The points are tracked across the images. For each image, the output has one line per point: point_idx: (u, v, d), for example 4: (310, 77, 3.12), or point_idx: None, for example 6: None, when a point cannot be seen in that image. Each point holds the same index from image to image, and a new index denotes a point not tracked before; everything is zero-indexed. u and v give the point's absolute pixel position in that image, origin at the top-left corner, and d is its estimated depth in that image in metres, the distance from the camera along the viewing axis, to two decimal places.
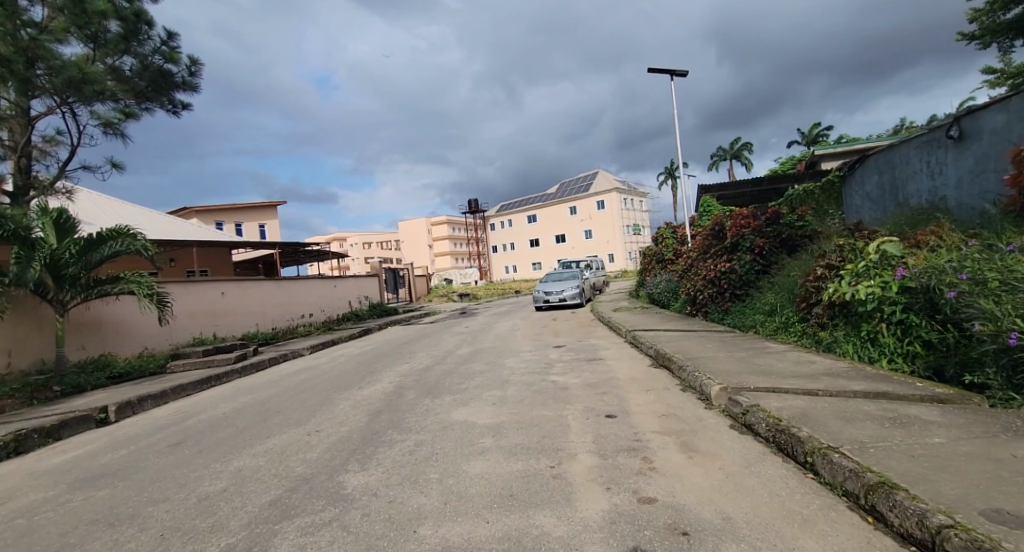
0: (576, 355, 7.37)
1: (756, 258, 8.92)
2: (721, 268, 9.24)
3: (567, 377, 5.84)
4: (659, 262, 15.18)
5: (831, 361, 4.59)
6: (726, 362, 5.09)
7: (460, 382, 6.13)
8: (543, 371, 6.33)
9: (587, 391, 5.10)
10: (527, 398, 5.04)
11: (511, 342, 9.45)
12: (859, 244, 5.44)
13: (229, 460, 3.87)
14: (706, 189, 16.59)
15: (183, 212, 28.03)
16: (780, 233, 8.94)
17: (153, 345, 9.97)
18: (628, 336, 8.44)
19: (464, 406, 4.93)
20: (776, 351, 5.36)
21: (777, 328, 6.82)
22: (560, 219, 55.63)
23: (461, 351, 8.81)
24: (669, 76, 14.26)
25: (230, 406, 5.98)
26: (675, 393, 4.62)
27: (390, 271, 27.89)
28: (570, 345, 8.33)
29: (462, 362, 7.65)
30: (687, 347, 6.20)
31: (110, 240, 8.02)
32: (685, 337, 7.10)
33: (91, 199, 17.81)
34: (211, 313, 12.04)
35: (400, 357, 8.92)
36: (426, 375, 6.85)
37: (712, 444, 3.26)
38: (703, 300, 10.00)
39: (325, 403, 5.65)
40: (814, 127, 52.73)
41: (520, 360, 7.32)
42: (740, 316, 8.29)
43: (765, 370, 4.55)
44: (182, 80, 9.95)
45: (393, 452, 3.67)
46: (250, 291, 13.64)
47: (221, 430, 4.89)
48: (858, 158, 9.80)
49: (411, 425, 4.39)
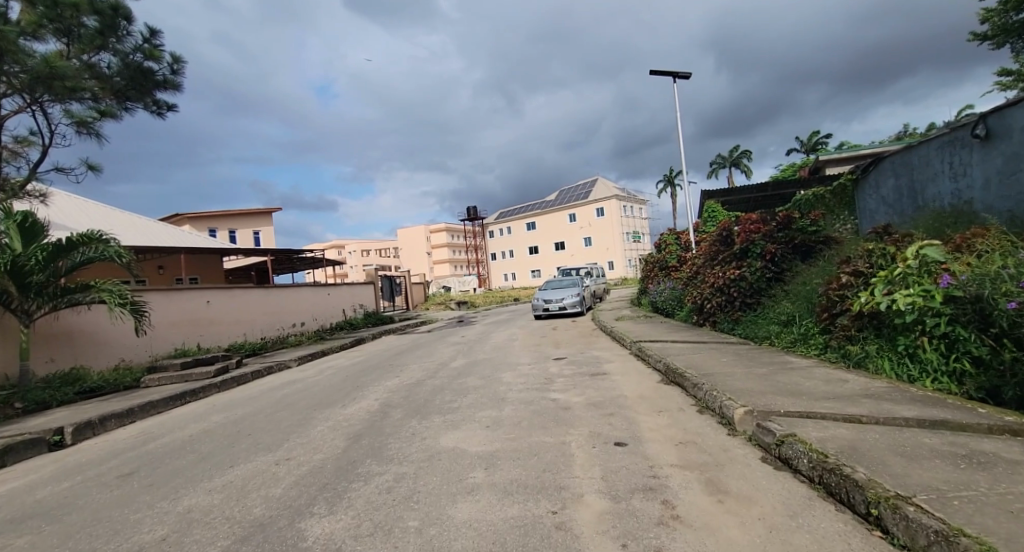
0: (577, 368, 6.86)
1: (767, 265, 8.49)
2: (729, 276, 8.78)
3: (570, 395, 5.31)
4: (662, 269, 14.69)
5: (866, 379, 4.07)
6: (745, 380, 4.57)
7: (451, 399, 5.61)
8: (543, 388, 5.81)
9: (592, 412, 4.57)
10: (525, 419, 4.52)
11: (508, 353, 8.94)
12: (890, 250, 4.97)
13: (180, 498, 3.34)
14: (709, 195, 16.16)
15: (176, 219, 27.62)
16: (792, 238, 8.57)
17: (131, 357, 9.45)
18: (634, 347, 7.93)
19: (454, 429, 4.41)
20: (800, 368, 4.84)
21: (795, 340, 6.33)
22: (560, 227, 55.28)
23: (455, 364, 8.30)
24: (672, 78, 13.83)
25: (200, 426, 5.46)
26: (691, 416, 4.10)
27: (387, 278, 27.40)
28: (571, 357, 7.82)
29: (456, 376, 7.12)
30: (700, 362, 5.68)
31: (81, 246, 7.55)
32: (695, 350, 6.59)
33: (77, 205, 17.34)
34: (195, 323, 11.52)
35: (391, 370, 8.39)
36: (416, 391, 6.34)
37: (745, 485, 2.73)
38: (710, 309, 9.52)
39: (303, 424, 5.12)
40: (813, 135, 52.62)
41: (518, 374, 6.81)
42: (752, 326, 7.80)
43: (793, 390, 4.03)
44: (163, 79, 9.51)
45: (368, 490, 3.14)
46: (238, 300, 13.13)
47: (182, 457, 4.36)
48: (872, 160, 9.37)
49: (393, 453, 3.86)
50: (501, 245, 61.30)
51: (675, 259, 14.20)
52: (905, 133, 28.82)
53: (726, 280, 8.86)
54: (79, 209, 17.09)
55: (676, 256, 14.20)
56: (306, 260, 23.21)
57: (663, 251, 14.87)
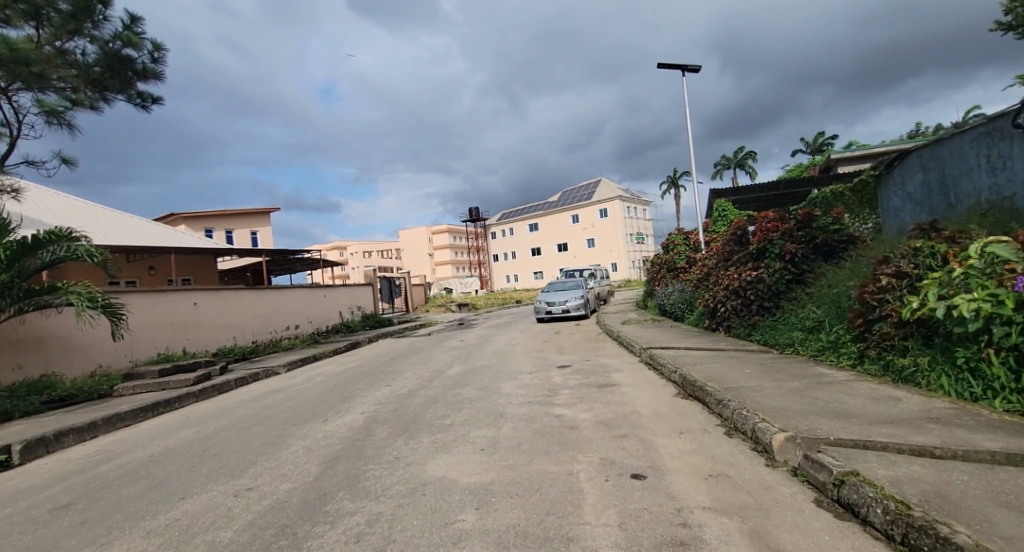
0: (584, 379, 6.26)
1: (787, 266, 7.92)
2: (746, 277, 8.20)
3: (576, 411, 4.72)
4: (670, 271, 14.11)
5: (924, 399, 3.48)
6: (777, 397, 3.97)
7: (444, 414, 5.03)
8: (546, 401, 5.23)
9: (602, 434, 3.98)
10: (525, 441, 3.95)
11: (509, 360, 8.35)
12: (941, 249, 4.38)
13: (110, 542, 2.79)
14: (718, 194, 15.56)
15: (172, 219, 27.18)
16: (813, 237, 8.01)
17: (109, 363, 8.95)
18: (643, 355, 7.34)
19: (444, 453, 3.83)
20: (838, 383, 4.24)
21: (824, 349, 5.74)
22: (562, 228, 54.74)
23: (451, 372, 7.73)
24: (680, 71, 13.28)
25: (163, 445, 4.90)
26: (719, 440, 3.52)
27: (386, 280, 26.90)
28: (576, 366, 7.24)
29: (451, 386, 6.54)
30: (722, 374, 5.07)
31: (49, 244, 7.10)
32: (713, 358, 5.99)
33: (66, 203, 16.84)
34: (180, 326, 11.00)
35: (382, 378, 7.81)
36: (406, 403, 5.77)
37: (803, 542, 2.14)
38: (725, 313, 8.93)
39: (278, 443, 4.57)
40: (819, 135, 52.03)
41: (518, 384, 6.24)
42: (773, 332, 7.22)
43: (838, 411, 3.43)
44: (143, 67, 9.02)
45: (333, 537, 2.57)
46: (227, 302, 12.59)
47: (132, 484, 3.79)
48: (897, 154, 8.77)
49: (371, 484, 3.31)
50: (502, 246, 60.73)
51: (683, 261, 13.62)
52: (916, 132, 28.11)
53: (742, 282, 8.28)
54: (68, 208, 16.59)
55: (685, 257, 13.63)
56: (303, 261, 22.70)
57: (671, 252, 14.27)
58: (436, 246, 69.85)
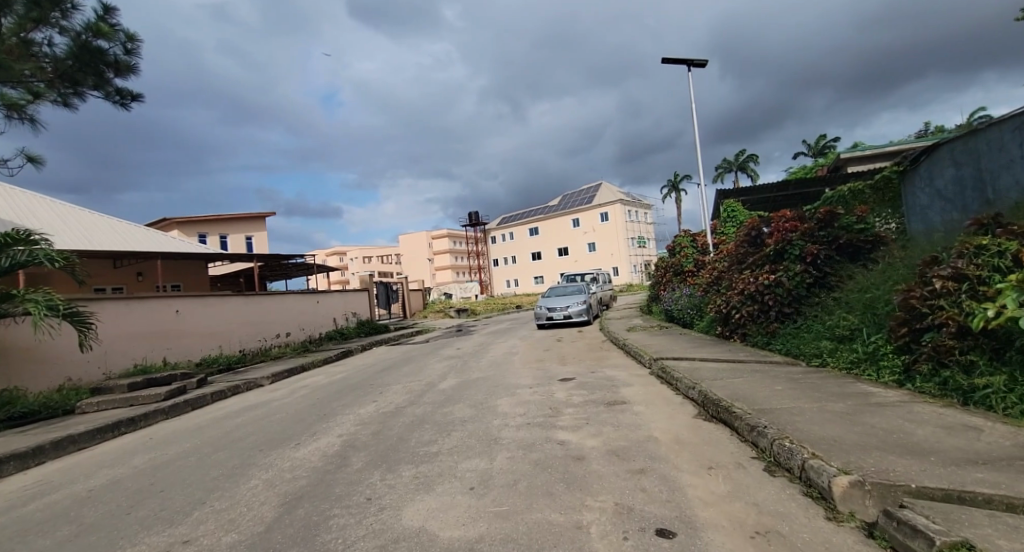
0: (590, 395, 5.62)
1: (808, 268, 7.32)
2: (763, 281, 7.58)
3: (584, 437, 4.07)
4: (677, 275, 13.50)
5: (1011, 429, 2.83)
6: (824, 423, 3.33)
7: (431, 439, 4.38)
8: (548, 424, 4.58)
9: (614, 468, 3.33)
10: (524, 477, 3.30)
11: (507, 372, 7.70)
12: (1010, 247, 3.79)
13: None
14: (724, 194, 14.98)
15: (165, 225, 26.70)
16: (836, 237, 7.42)
17: (79, 376, 8.36)
18: (654, 366, 6.72)
19: (426, 493, 3.18)
20: (893, 405, 3.60)
21: (860, 361, 5.12)
22: (563, 232, 54.21)
23: (444, 386, 7.08)
24: (686, 66, 12.73)
25: (110, 474, 4.26)
26: (761, 482, 2.86)
27: (383, 285, 26.32)
28: (580, 379, 6.60)
29: (442, 403, 5.90)
30: (750, 391, 4.42)
31: (6, 247, 6.56)
32: (736, 372, 5.35)
33: (50, 206, 16.27)
34: (160, 334, 10.41)
35: (369, 393, 7.16)
36: (390, 425, 5.12)
37: None
38: (739, 320, 8.30)
39: (237, 475, 3.92)
40: (821, 138, 51.56)
41: (516, 401, 5.59)
42: (797, 341, 6.58)
43: (908, 446, 2.78)
44: (115, 59, 8.40)
45: None
46: (211, 308, 11.99)
47: (53, 533, 3.16)
48: (923, 149, 8.19)
49: (333, 538, 2.67)
50: (503, 251, 60.09)
51: (691, 264, 12.98)
52: (924, 133, 27.51)
53: (759, 286, 7.67)
54: (53, 212, 16.05)
55: (693, 260, 13.03)
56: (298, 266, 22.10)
57: (678, 255, 13.64)
58: (435, 251, 69.15)
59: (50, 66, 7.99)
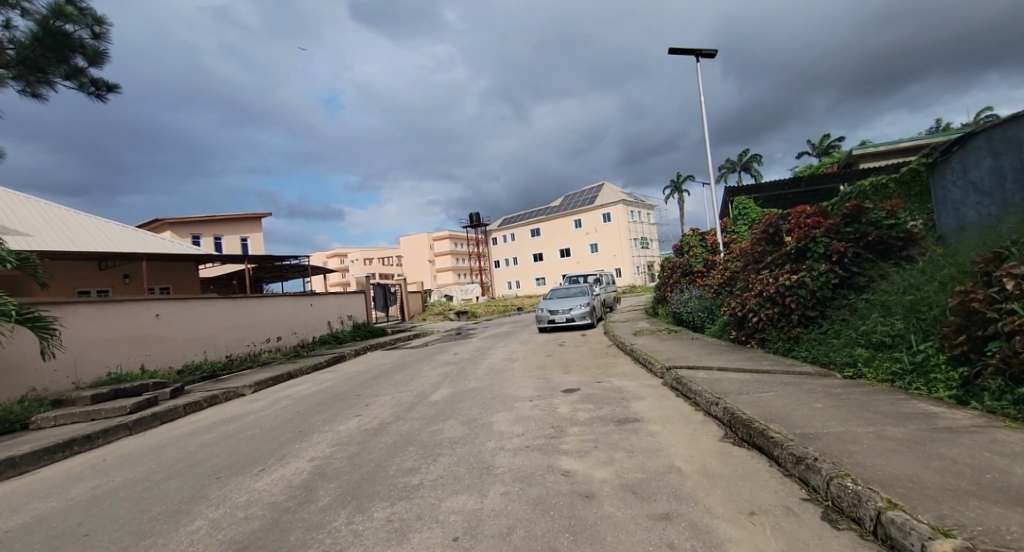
0: (597, 410, 4.97)
1: (834, 267, 6.70)
2: (784, 281, 6.97)
3: (593, 466, 3.44)
4: (685, 276, 12.86)
5: None
6: (891, 456, 2.70)
7: (412, 467, 3.75)
8: (550, 447, 3.94)
9: (632, 512, 2.69)
10: (521, 524, 2.66)
11: (506, 382, 7.08)
12: None
13: None
14: (734, 192, 14.46)
15: (158, 226, 26.17)
16: (864, 234, 6.82)
17: (43, 387, 7.81)
18: (667, 376, 6.08)
19: (397, 546, 2.55)
20: (969, 431, 2.97)
21: (905, 373, 4.49)
22: (565, 232, 53.64)
23: (436, 397, 6.46)
24: (695, 56, 12.15)
25: (36, 509, 3.65)
26: (823, 539, 2.22)
27: (381, 287, 25.79)
28: (586, 390, 5.97)
29: (432, 419, 5.28)
30: (785, 410, 3.80)
31: None
32: (764, 385, 4.71)
33: (32, 207, 15.71)
34: (138, 340, 9.86)
35: (354, 404, 6.55)
36: (369, 446, 4.49)
37: None
38: (757, 325, 7.65)
39: (181, 514, 3.29)
40: (825, 138, 51.10)
41: (515, 417, 4.96)
42: (826, 347, 5.96)
43: (1016, 495, 2.15)
44: (82, 43, 7.83)
45: None
46: (195, 311, 11.40)
47: None
48: (955, 138, 7.57)
49: None
50: (504, 252, 59.49)
51: (700, 264, 12.35)
52: (937, 129, 26.89)
53: (779, 287, 7.05)
54: (34, 212, 15.50)
55: (702, 260, 12.41)
56: (293, 268, 21.52)
57: (686, 255, 12.98)
58: (436, 252, 68.58)
59: (13, 51, 7.46)
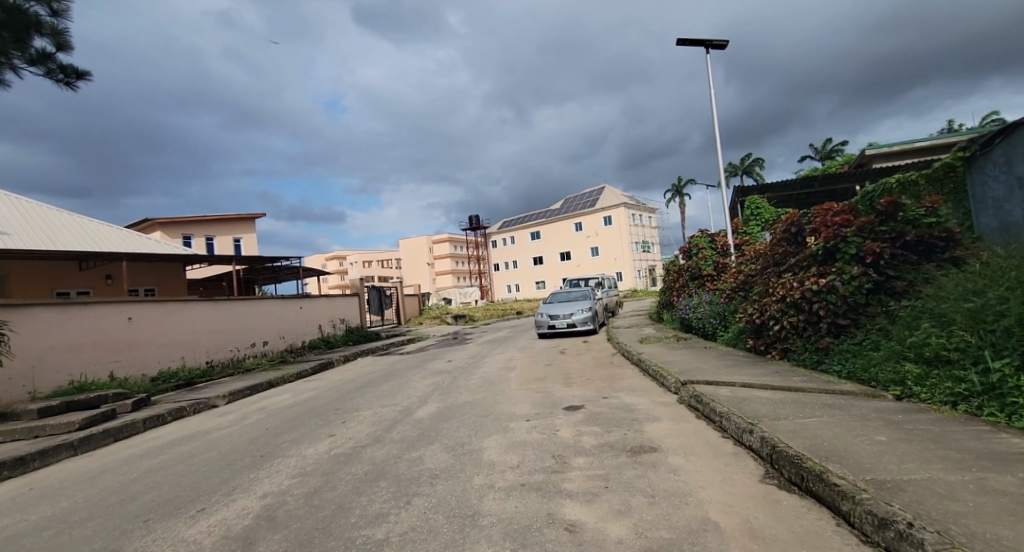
0: (605, 435, 4.25)
1: (868, 270, 6.02)
2: (811, 286, 6.26)
3: (605, 518, 2.70)
4: (694, 280, 12.15)
5: None
6: (1020, 525, 1.96)
7: (379, 513, 3.01)
8: (550, 487, 3.20)
9: None
10: None
11: (502, 396, 6.36)
12: None
13: None
14: (745, 191, 13.80)
15: (148, 226, 25.47)
16: (901, 233, 6.11)
17: None
18: (684, 393, 5.33)
19: None
20: None
21: (972, 394, 3.78)
22: (566, 235, 53.00)
23: (422, 414, 5.73)
24: (704, 48, 11.49)
25: None
26: None
27: (376, 289, 25.12)
28: (591, 408, 5.26)
29: (414, 442, 4.55)
30: (841, 445, 3.06)
31: None
32: (802, 407, 3.99)
33: (9, 205, 15.02)
34: (108, 345, 9.14)
35: (330, 421, 5.81)
36: (334, 478, 3.75)
37: None
38: (779, 334, 6.92)
39: None
40: (827, 142, 50.71)
41: (509, 443, 4.22)
42: (864, 361, 5.24)
43: None
44: (38, 19, 7.18)
45: None
46: (171, 315, 10.66)
47: None
48: (999, 128, 6.83)
49: None
50: (503, 255, 58.87)
51: (711, 267, 11.64)
52: (946, 130, 26.30)
53: (804, 293, 6.33)
54: (10, 210, 14.79)
55: (713, 263, 11.70)
56: (284, 269, 20.83)
57: (695, 257, 12.28)
58: (435, 255, 67.82)
59: None
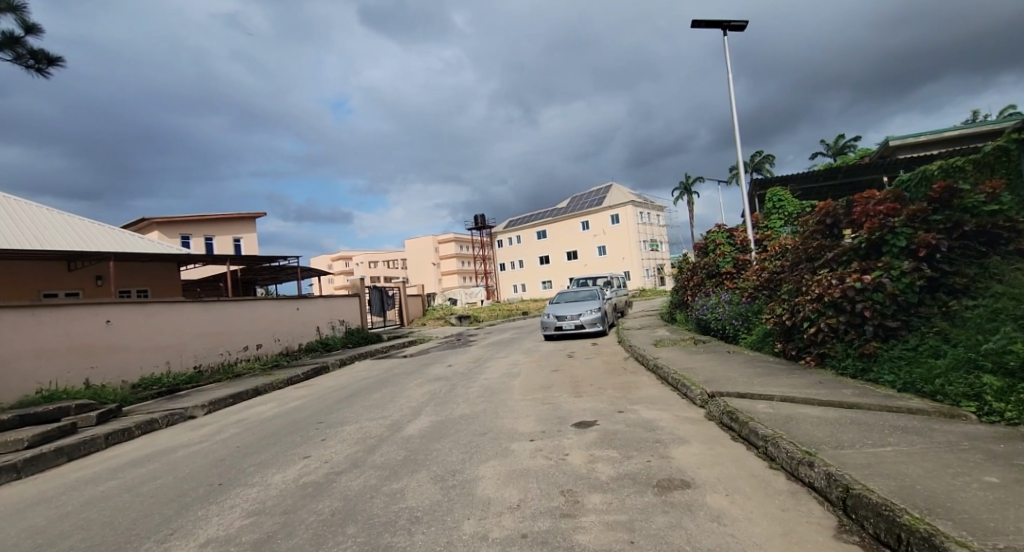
0: (624, 462, 3.54)
1: (921, 265, 5.24)
2: (853, 284, 5.49)
3: None
4: (711, 277, 11.38)
5: None
6: None
7: None
8: (559, 540, 2.49)
9: None
10: None
11: (503, 408, 5.68)
12: None
13: None
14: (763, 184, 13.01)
15: (146, 226, 25.12)
16: (959, 223, 5.32)
17: None
18: (714, 407, 4.59)
19: None
20: None
21: None
22: (572, 235, 52.23)
23: (411, 430, 5.05)
24: (720, 29, 10.74)
25: None
26: None
27: (378, 290, 24.54)
28: (606, 424, 4.56)
29: (397, 468, 3.87)
30: (943, 490, 2.32)
31: None
32: (869, 431, 3.24)
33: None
34: (82, 350, 8.54)
35: (308, 439, 5.14)
36: (293, 520, 3.06)
37: None
38: (814, 337, 6.16)
39: None
40: (840, 138, 49.49)
41: (508, 473, 3.51)
42: (923, 370, 4.47)
43: None
44: None
45: None
46: (154, 316, 10.05)
47: None
48: None
49: None
50: (509, 255, 58.22)
51: (730, 264, 10.85)
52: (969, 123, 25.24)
53: (845, 292, 5.56)
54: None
55: (732, 260, 10.92)
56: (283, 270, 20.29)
57: (712, 254, 11.51)
58: (440, 256, 67.37)
59: None
